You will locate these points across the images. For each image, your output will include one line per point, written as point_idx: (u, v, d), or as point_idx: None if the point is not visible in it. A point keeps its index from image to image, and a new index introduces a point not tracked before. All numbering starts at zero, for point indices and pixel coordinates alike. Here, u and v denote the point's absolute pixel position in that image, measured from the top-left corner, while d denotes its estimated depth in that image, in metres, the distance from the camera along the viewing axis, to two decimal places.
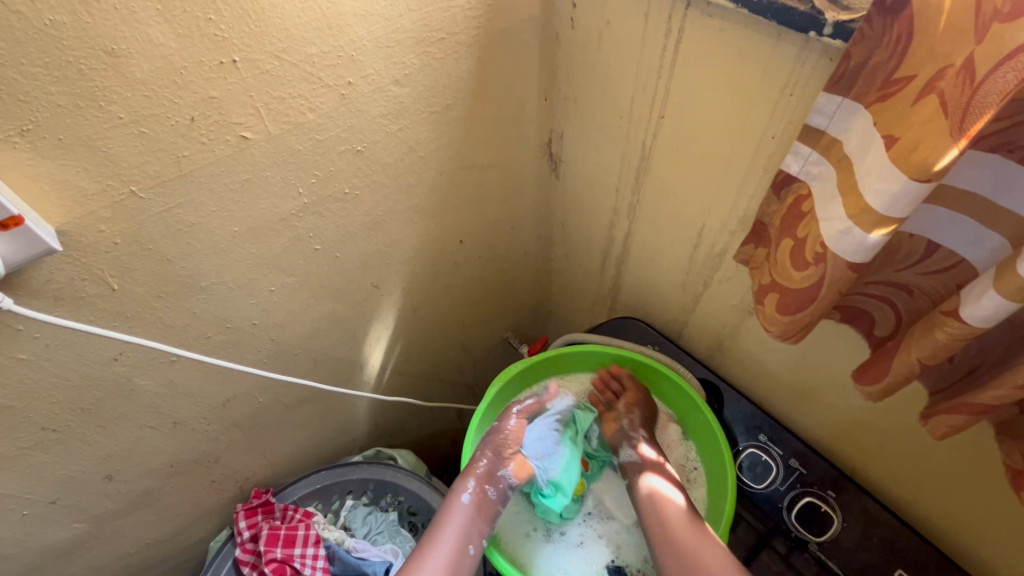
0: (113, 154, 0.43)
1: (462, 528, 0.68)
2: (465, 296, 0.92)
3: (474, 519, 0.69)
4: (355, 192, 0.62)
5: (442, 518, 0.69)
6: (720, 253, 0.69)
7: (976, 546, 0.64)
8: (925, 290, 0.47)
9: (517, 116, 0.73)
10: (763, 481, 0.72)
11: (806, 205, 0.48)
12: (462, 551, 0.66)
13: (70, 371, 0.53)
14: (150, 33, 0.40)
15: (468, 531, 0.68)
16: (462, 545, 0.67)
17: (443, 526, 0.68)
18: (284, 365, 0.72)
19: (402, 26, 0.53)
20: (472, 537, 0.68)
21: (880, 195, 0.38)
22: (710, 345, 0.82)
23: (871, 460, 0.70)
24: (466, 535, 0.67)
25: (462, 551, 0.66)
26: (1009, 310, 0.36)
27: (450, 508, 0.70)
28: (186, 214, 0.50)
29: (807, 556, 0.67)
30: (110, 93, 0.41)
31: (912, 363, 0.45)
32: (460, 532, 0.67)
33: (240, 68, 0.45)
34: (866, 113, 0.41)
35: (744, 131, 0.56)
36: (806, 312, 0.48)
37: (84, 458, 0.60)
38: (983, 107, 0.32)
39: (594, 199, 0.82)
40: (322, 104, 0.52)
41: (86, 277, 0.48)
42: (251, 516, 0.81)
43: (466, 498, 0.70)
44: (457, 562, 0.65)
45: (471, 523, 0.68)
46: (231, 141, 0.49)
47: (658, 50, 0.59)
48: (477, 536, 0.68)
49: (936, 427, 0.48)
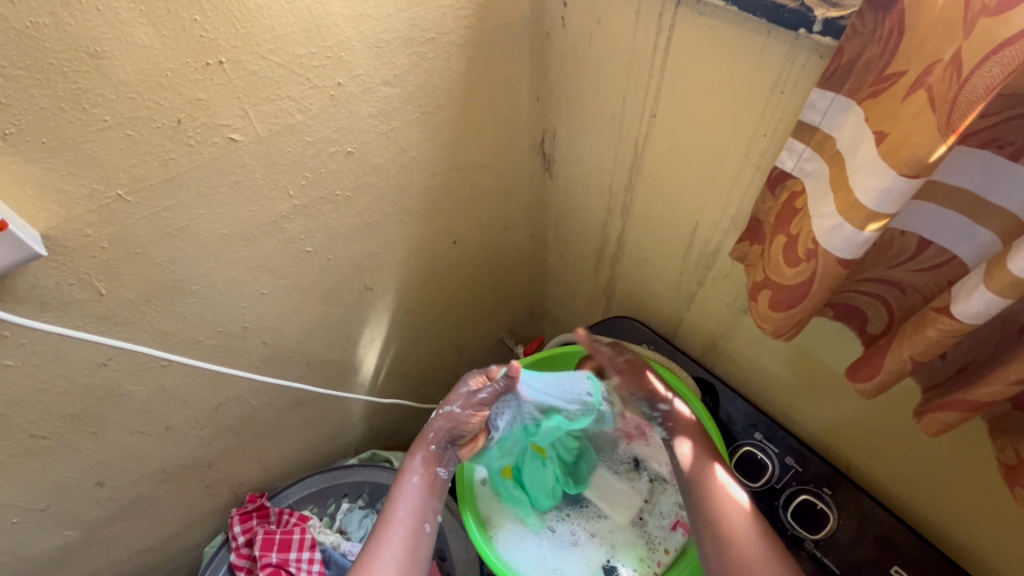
0: (99, 157, 0.43)
1: (416, 508, 0.66)
2: (460, 296, 0.92)
3: (428, 498, 0.67)
4: (346, 194, 0.62)
5: (392, 502, 0.66)
6: (714, 251, 0.69)
7: (971, 542, 0.64)
8: (917, 288, 0.47)
9: (509, 115, 0.73)
10: (759, 479, 0.72)
11: (798, 201, 0.48)
12: (418, 530, 0.64)
13: (59, 378, 0.52)
14: (134, 34, 0.39)
15: (423, 510, 0.66)
16: (419, 524, 0.65)
17: (394, 509, 0.65)
18: (277, 368, 0.72)
19: (391, 26, 0.53)
20: (427, 516, 0.66)
21: (868, 191, 0.38)
22: (705, 344, 0.82)
23: (867, 456, 0.70)
24: (422, 514, 0.65)
25: (419, 528, 0.64)
26: (1000, 306, 0.37)
27: (398, 491, 0.67)
28: (174, 217, 0.50)
29: (803, 553, 0.68)
30: (94, 96, 0.40)
31: (904, 360, 0.45)
32: (416, 511, 0.65)
33: (227, 69, 0.45)
34: (858, 110, 0.41)
35: (736, 128, 0.56)
36: (797, 308, 0.48)
37: (75, 465, 0.60)
38: (970, 102, 0.32)
39: (588, 198, 0.82)
40: (311, 106, 0.52)
41: (73, 282, 0.47)
42: (246, 521, 0.80)
43: (415, 479, 0.68)
44: (416, 541, 0.63)
45: (425, 503, 0.66)
46: (219, 143, 0.48)
47: (649, 48, 0.58)
48: (432, 514, 0.67)
49: (929, 424, 0.48)
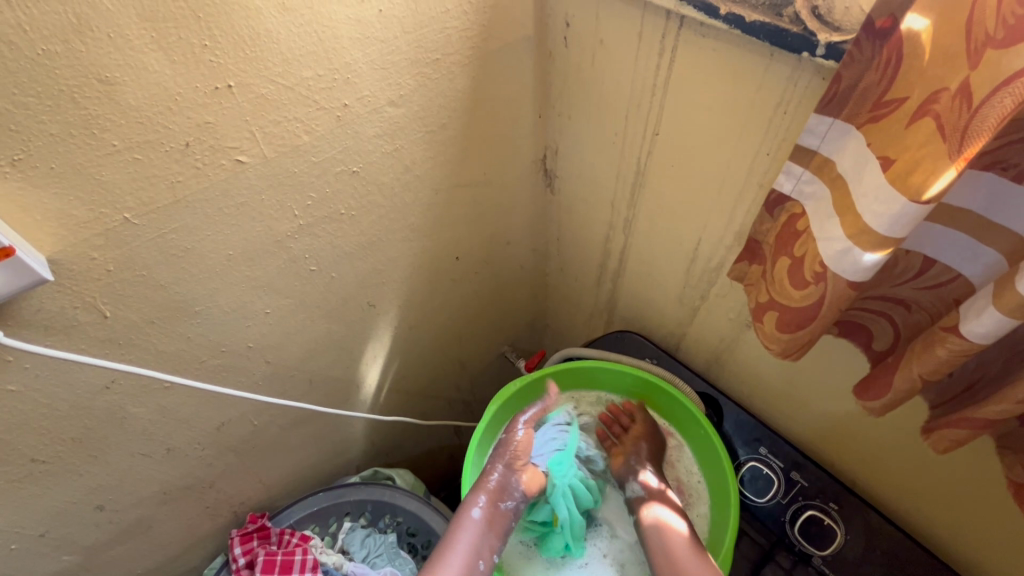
0: (107, 181, 0.43)
1: (474, 543, 0.67)
2: (462, 312, 0.92)
3: (486, 534, 0.68)
4: (351, 213, 0.62)
5: (453, 535, 0.68)
6: (716, 268, 0.70)
7: (979, 556, 0.64)
8: (922, 306, 0.48)
9: (512, 132, 0.73)
10: (764, 494, 0.72)
11: (800, 223, 0.48)
12: (473, 567, 0.66)
13: (61, 402, 0.51)
14: (144, 60, 0.39)
15: (480, 546, 0.67)
16: (473, 560, 0.66)
17: (454, 540, 0.67)
18: (281, 387, 0.71)
19: (398, 47, 0.53)
20: (483, 553, 0.67)
21: (878, 217, 0.38)
22: (708, 358, 0.82)
23: (872, 471, 0.70)
24: (478, 551, 0.67)
25: (473, 565, 0.66)
26: (1008, 327, 0.37)
27: (460, 523, 0.69)
28: (180, 239, 0.50)
29: (810, 570, 0.67)
30: (104, 121, 0.40)
31: (913, 378, 0.45)
32: (473, 546, 0.67)
33: (235, 93, 0.45)
34: (859, 135, 0.41)
35: (739, 148, 0.57)
36: (805, 329, 0.48)
37: (76, 489, 0.59)
38: (981, 130, 0.32)
39: (590, 214, 0.82)
40: (317, 127, 0.52)
41: (78, 305, 0.47)
42: (246, 542, 0.79)
43: (477, 514, 0.69)
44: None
45: (482, 539, 0.68)
46: (226, 165, 0.48)
47: (651, 68, 0.59)
48: (488, 551, 0.67)
49: (939, 441, 0.48)
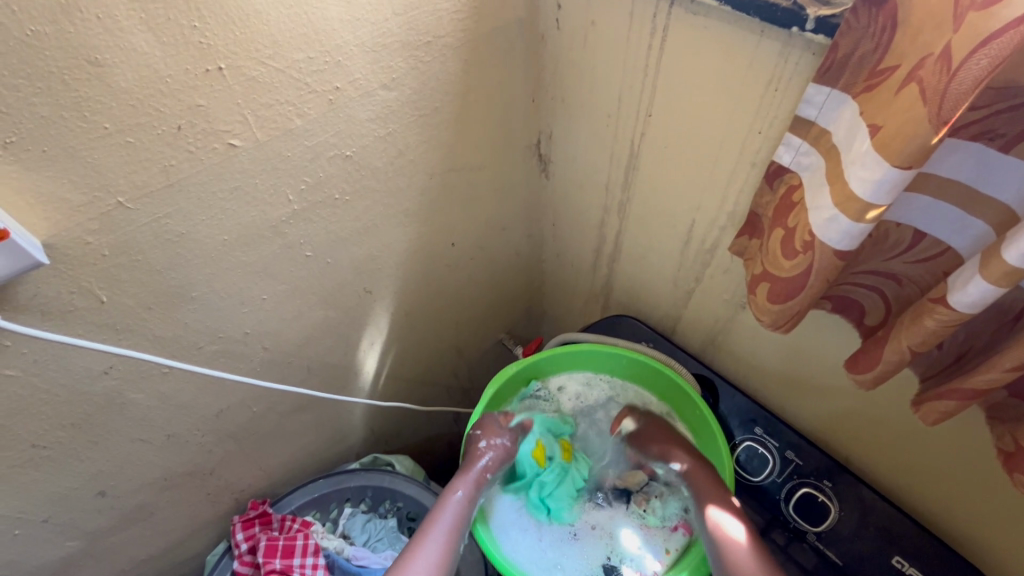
0: (99, 164, 0.43)
1: (471, 500, 0.69)
2: (459, 298, 0.92)
3: (481, 494, 0.71)
4: (345, 198, 0.62)
5: (453, 490, 0.70)
6: (710, 249, 0.70)
7: (969, 530, 0.65)
8: (913, 279, 0.48)
9: (506, 116, 0.73)
10: (760, 473, 0.74)
11: (796, 194, 0.49)
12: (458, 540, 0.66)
13: (60, 387, 0.52)
14: (134, 41, 0.39)
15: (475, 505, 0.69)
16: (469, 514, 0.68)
17: (452, 496, 0.69)
18: (279, 374, 0.72)
19: (389, 29, 0.53)
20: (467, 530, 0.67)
21: (863, 183, 0.39)
22: (703, 340, 0.83)
23: (865, 448, 0.71)
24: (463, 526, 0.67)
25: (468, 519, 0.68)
26: (995, 295, 0.37)
27: (460, 479, 0.71)
28: (174, 223, 0.50)
29: (805, 546, 0.69)
30: (94, 103, 0.40)
31: (901, 351, 0.46)
32: (470, 502, 0.69)
33: (226, 75, 0.45)
34: (853, 103, 0.42)
35: (731, 127, 0.57)
36: (795, 300, 0.49)
37: (76, 475, 0.59)
38: (960, 94, 0.32)
39: (584, 198, 0.82)
40: (310, 110, 0.52)
41: (75, 290, 0.47)
42: (248, 528, 0.80)
43: (476, 474, 0.71)
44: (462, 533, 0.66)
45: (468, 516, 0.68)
46: (219, 148, 0.48)
47: (643, 47, 0.59)
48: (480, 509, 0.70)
49: (927, 413, 0.49)
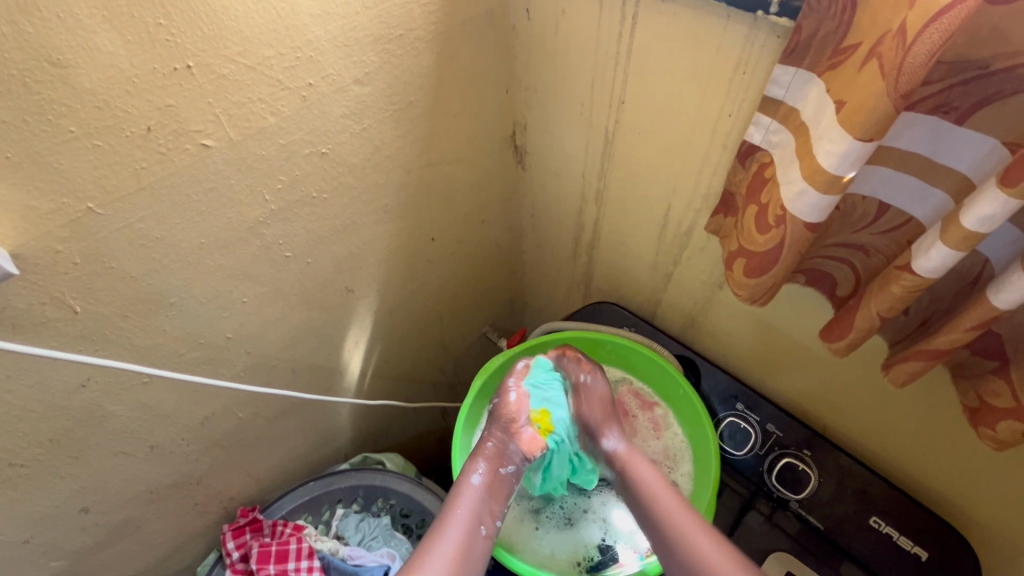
0: (67, 170, 0.42)
1: (474, 509, 0.64)
2: (441, 292, 0.92)
3: (486, 500, 0.65)
4: (323, 196, 0.62)
5: (452, 503, 0.64)
6: (686, 231, 0.72)
7: (938, 485, 0.69)
8: (879, 249, 0.51)
9: (480, 108, 0.73)
10: (743, 448, 0.75)
11: (768, 171, 0.51)
12: (473, 533, 0.63)
13: (36, 403, 0.50)
14: (98, 40, 0.38)
15: (480, 512, 0.64)
16: (474, 526, 0.63)
17: (453, 508, 0.64)
18: (262, 377, 0.71)
19: (359, 24, 0.53)
20: (483, 518, 0.64)
21: (829, 156, 0.40)
22: (683, 322, 0.85)
23: (840, 415, 0.74)
24: (478, 517, 0.64)
25: (474, 531, 0.63)
26: (954, 259, 0.40)
27: (459, 490, 0.65)
28: (149, 228, 0.49)
29: (788, 513, 0.71)
30: (59, 106, 0.39)
31: (873, 317, 0.48)
32: (472, 512, 0.63)
33: (195, 73, 0.44)
34: (819, 81, 0.44)
35: (702, 110, 0.58)
36: (770, 274, 0.51)
37: (57, 492, 0.57)
38: (915, 67, 0.34)
39: (562, 187, 0.83)
40: (283, 108, 0.52)
41: (46, 301, 0.46)
42: (239, 535, 0.80)
43: (477, 480, 0.65)
44: (468, 549, 0.61)
45: (482, 505, 0.64)
46: (191, 149, 0.47)
47: (614, 35, 0.60)
48: (489, 516, 0.64)
49: (896, 375, 0.51)
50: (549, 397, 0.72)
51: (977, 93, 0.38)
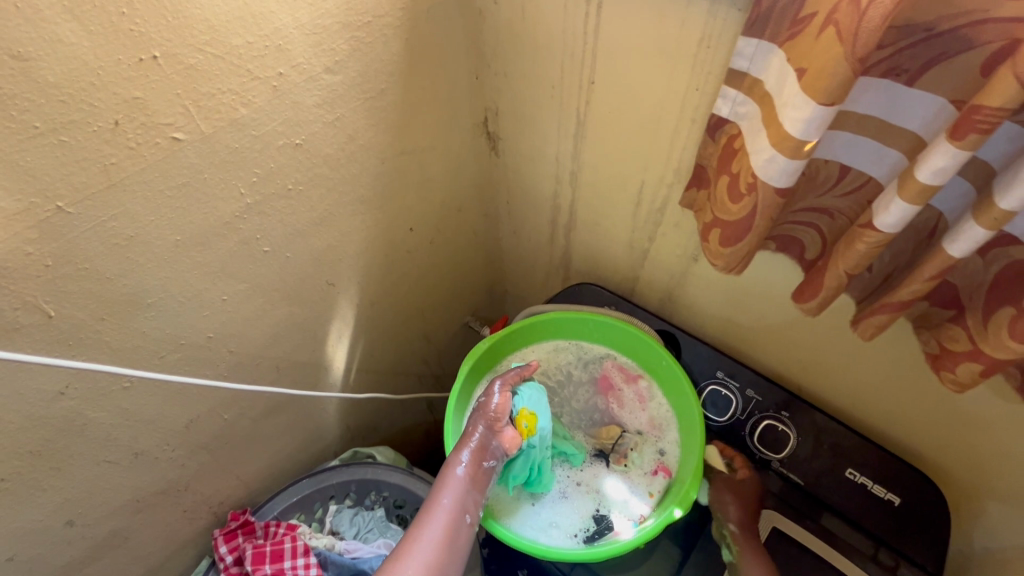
0: (33, 168, 0.40)
1: (459, 498, 0.63)
2: (422, 283, 0.92)
3: (471, 491, 0.64)
4: (299, 187, 0.61)
5: (436, 492, 0.64)
6: (660, 208, 0.74)
7: (907, 434, 0.73)
8: (843, 211, 0.53)
9: (452, 95, 0.74)
10: (725, 413, 0.78)
11: (736, 142, 0.53)
12: (458, 522, 0.62)
13: (13, 413, 0.48)
14: (59, 31, 0.37)
15: (466, 501, 0.64)
16: (459, 516, 0.62)
17: (437, 498, 0.63)
18: (247, 377, 0.70)
19: (327, 11, 0.52)
20: (468, 508, 0.63)
21: (794, 122, 0.43)
22: (661, 297, 0.87)
23: (814, 376, 0.78)
24: (463, 506, 0.63)
25: (459, 521, 0.62)
26: (913, 213, 0.42)
27: (443, 480, 0.65)
28: (122, 226, 0.48)
29: (771, 473, 0.75)
30: (22, 101, 0.38)
31: (840, 275, 0.51)
32: (457, 502, 0.63)
33: (162, 64, 0.43)
34: (780, 51, 0.46)
35: (670, 87, 0.60)
36: (744, 241, 0.53)
37: (40, 506, 0.56)
38: (870, 31, 0.36)
39: (537, 172, 0.84)
40: (254, 98, 0.51)
41: (19, 306, 0.44)
42: (231, 539, 0.78)
43: (461, 471, 0.65)
44: (452, 538, 0.61)
45: (467, 494, 0.64)
46: (162, 143, 0.46)
47: (581, 16, 0.61)
48: (473, 506, 0.64)
49: (865, 329, 0.54)
50: (537, 401, 0.73)
51: (926, 55, 0.40)
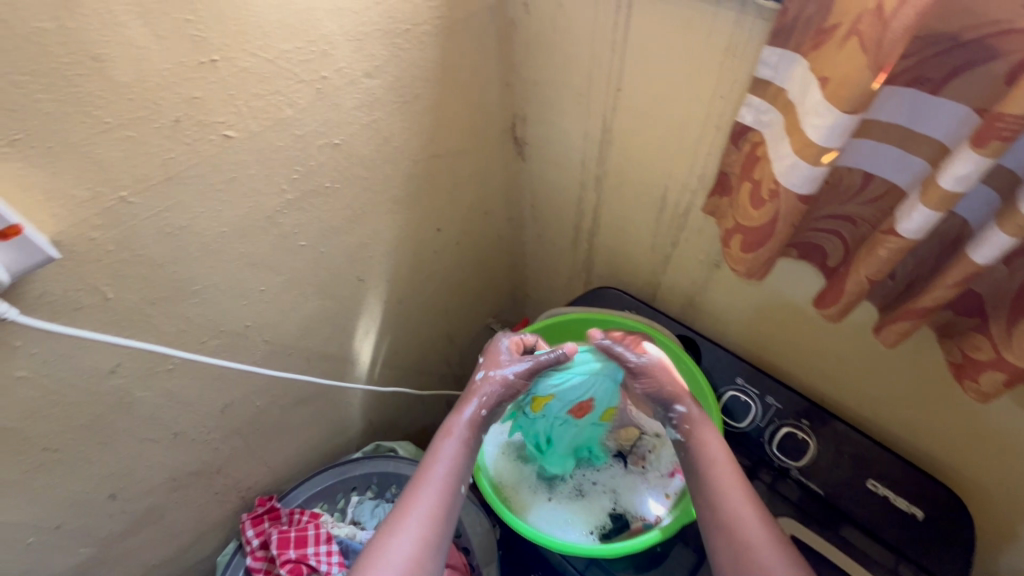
0: (102, 160, 0.44)
1: (454, 465, 0.62)
2: (447, 283, 0.95)
3: (466, 459, 0.63)
4: (336, 185, 0.64)
5: (430, 462, 0.62)
6: (683, 213, 0.75)
7: (931, 447, 0.72)
8: (866, 219, 0.54)
9: (482, 100, 0.76)
10: (744, 419, 0.78)
11: (759, 149, 0.54)
12: (453, 490, 0.60)
13: (69, 388, 0.52)
14: (132, 36, 0.41)
15: (461, 468, 0.62)
16: (454, 485, 0.61)
17: (431, 466, 0.61)
18: (279, 366, 0.73)
19: (370, 19, 0.55)
20: (463, 476, 0.62)
21: (817, 129, 0.44)
22: (682, 303, 0.88)
23: (836, 385, 0.77)
24: (458, 474, 0.61)
25: (455, 490, 0.60)
26: (935, 219, 0.43)
27: (436, 449, 0.63)
28: (175, 217, 0.51)
29: (789, 481, 0.74)
30: (97, 98, 0.41)
31: (861, 281, 0.51)
32: (453, 471, 0.61)
33: (220, 67, 0.46)
34: (803, 61, 0.47)
35: (695, 94, 0.61)
36: (765, 247, 0.54)
37: (87, 478, 0.59)
38: (893, 41, 0.37)
39: (562, 176, 0.86)
40: (299, 100, 0.54)
41: (81, 288, 0.48)
42: (258, 524, 0.82)
43: (456, 441, 0.63)
44: (448, 505, 0.59)
45: (463, 462, 0.62)
46: (215, 140, 0.50)
47: (610, 25, 0.63)
48: (467, 474, 0.63)
49: (887, 335, 0.55)
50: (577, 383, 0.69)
51: (950, 63, 0.41)
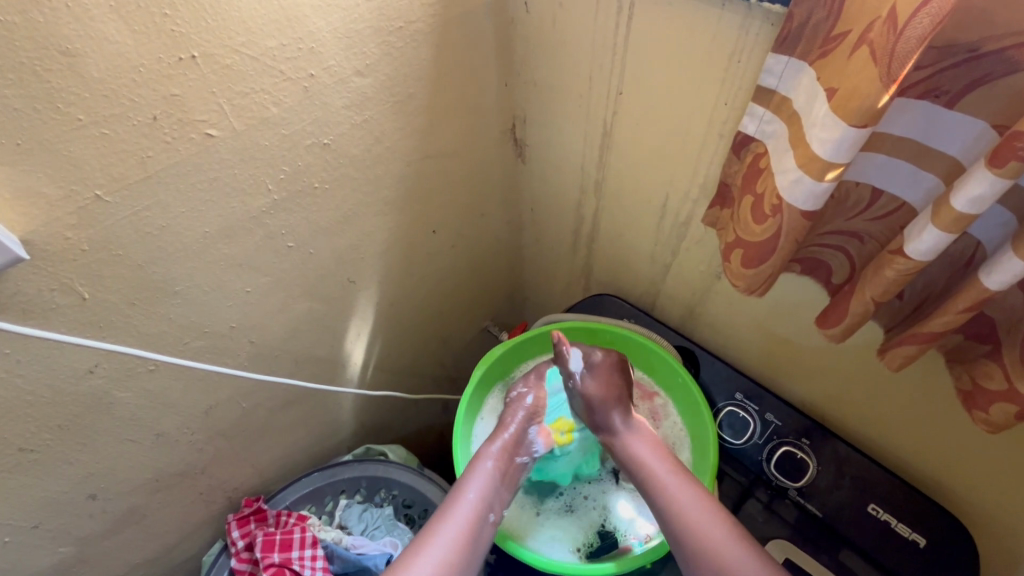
0: (75, 157, 0.43)
1: (484, 495, 0.64)
2: (443, 286, 0.93)
3: (497, 487, 0.65)
4: (325, 186, 0.63)
5: (461, 484, 0.64)
6: (685, 222, 0.73)
7: (936, 472, 0.70)
8: (874, 236, 0.51)
9: (480, 101, 0.74)
10: (742, 436, 0.75)
11: (762, 161, 0.52)
12: (482, 519, 0.63)
13: (44, 389, 0.51)
14: (105, 30, 0.39)
15: (491, 498, 0.64)
16: (484, 512, 0.63)
17: (462, 489, 0.64)
18: (266, 367, 0.72)
19: (360, 15, 0.54)
20: (492, 505, 0.64)
21: (823, 143, 0.41)
22: (682, 313, 0.86)
23: (838, 404, 0.75)
24: (488, 503, 0.64)
25: (484, 518, 0.63)
26: (947, 242, 0.40)
27: (470, 472, 0.65)
28: (154, 216, 0.50)
29: (787, 502, 0.72)
30: (68, 94, 0.40)
31: (866, 302, 0.49)
32: (483, 498, 0.63)
33: (200, 63, 0.45)
34: (810, 70, 0.44)
35: (698, 101, 0.59)
36: (767, 263, 0.52)
37: (66, 478, 0.58)
38: (906, 52, 0.35)
39: (561, 180, 0.84)
40: (285, 98, 0.52)
41: (55, 287, 0.47)
42: (244, 525, 0.81)
43: (489, 464, 0.66)
44: (474, 532, 0.61)
45: (494, 491, 0.64)
46: (195, 139, 0.48)
47: (611, 27, 0.61)
48: (499, 504, 0.65)
49: (892, 359, 0.52)
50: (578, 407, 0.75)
51: (967, 77, 0.38)
